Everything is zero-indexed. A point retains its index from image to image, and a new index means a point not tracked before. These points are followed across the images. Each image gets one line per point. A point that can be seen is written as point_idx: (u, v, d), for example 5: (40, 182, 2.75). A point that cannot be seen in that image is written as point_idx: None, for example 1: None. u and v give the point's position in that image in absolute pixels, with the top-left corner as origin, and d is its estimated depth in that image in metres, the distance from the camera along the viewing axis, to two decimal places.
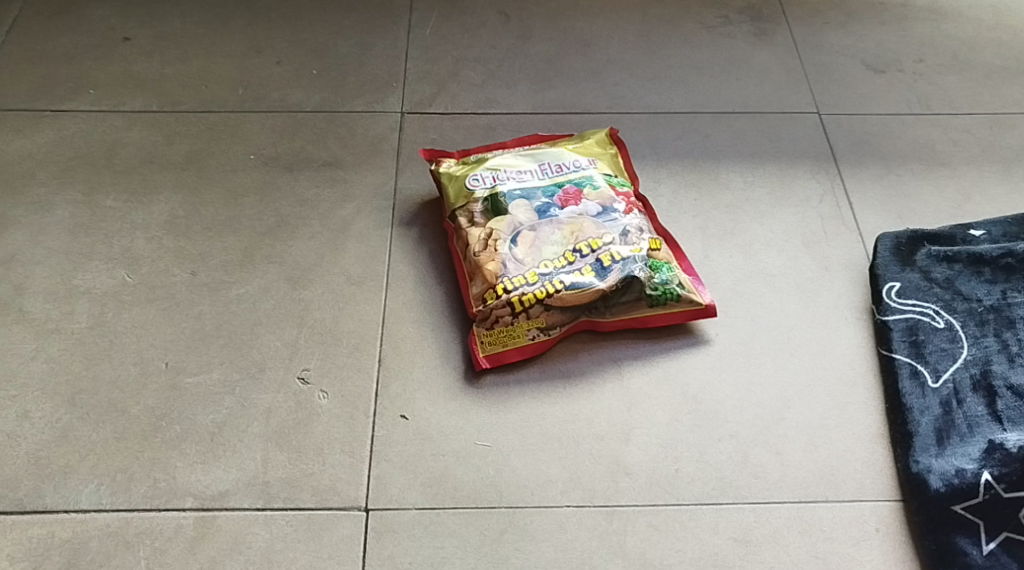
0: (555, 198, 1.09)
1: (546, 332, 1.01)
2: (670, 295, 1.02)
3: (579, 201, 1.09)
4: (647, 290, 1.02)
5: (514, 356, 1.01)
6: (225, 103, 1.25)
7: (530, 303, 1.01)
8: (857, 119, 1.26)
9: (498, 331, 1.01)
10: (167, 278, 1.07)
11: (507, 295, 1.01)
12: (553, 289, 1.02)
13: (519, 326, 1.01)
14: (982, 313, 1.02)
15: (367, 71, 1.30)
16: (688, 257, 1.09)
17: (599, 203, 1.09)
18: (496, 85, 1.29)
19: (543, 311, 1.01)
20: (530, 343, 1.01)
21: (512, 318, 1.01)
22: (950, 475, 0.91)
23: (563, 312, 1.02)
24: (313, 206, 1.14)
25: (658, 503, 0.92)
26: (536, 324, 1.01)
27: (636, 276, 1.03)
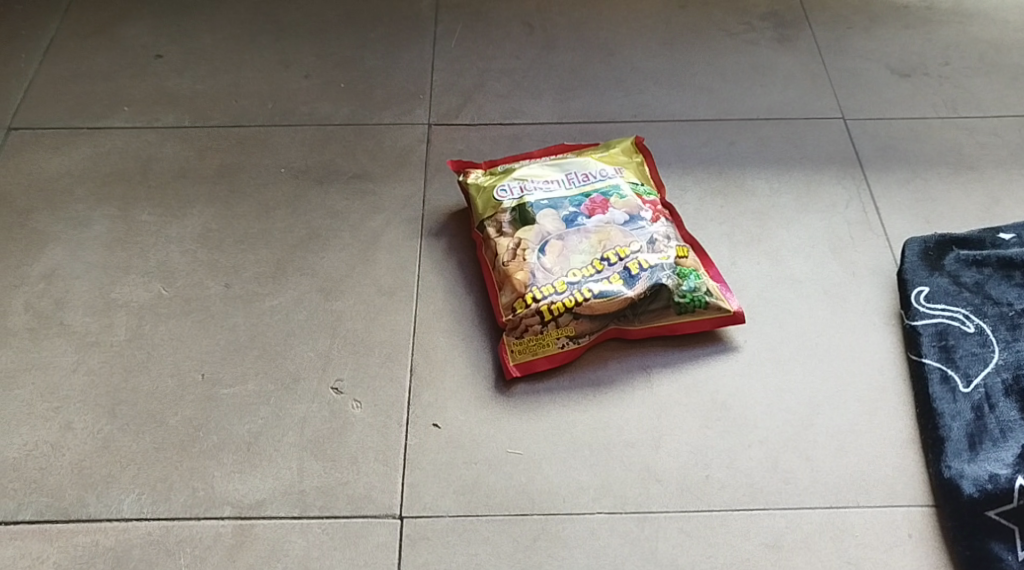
0: (582, 208, 1.10)
1: (575, 340, 1.02)
2: (698, 303, 1.03)
3: (606, 209, 1.10)
4: (675, 297, 1.03)
5: (544, 365, 1.02)
6: (255, 117, 1.28)
7: (559, 312, 1.02)
8: (883, 124, 1.26)
9: (528, 340, 1.02)
10: (202, 291, 1.09)
11: (536, 303, 1.02)
12: (581, 298, 1.02)
13: (549, 334, 1.02)
14: (1014, 317, 1.02)
15: (394, 83, 1.32)
16: (715, 264, 1.10)
17: (626, 211, 1.10)
18: (521, 95, 1.30)
19: (572, 319, 1.02)
20: (560, 352, 1.02)
21: (542, 326, 1.02)
22: (984, 480, 0.91)
23: (592, 320, 1.03)
24: (343, 218, 1.16)
25: (689, 510, 0.93)
26: (566, 332, 1.02)
27: (664, 284, 1.03)
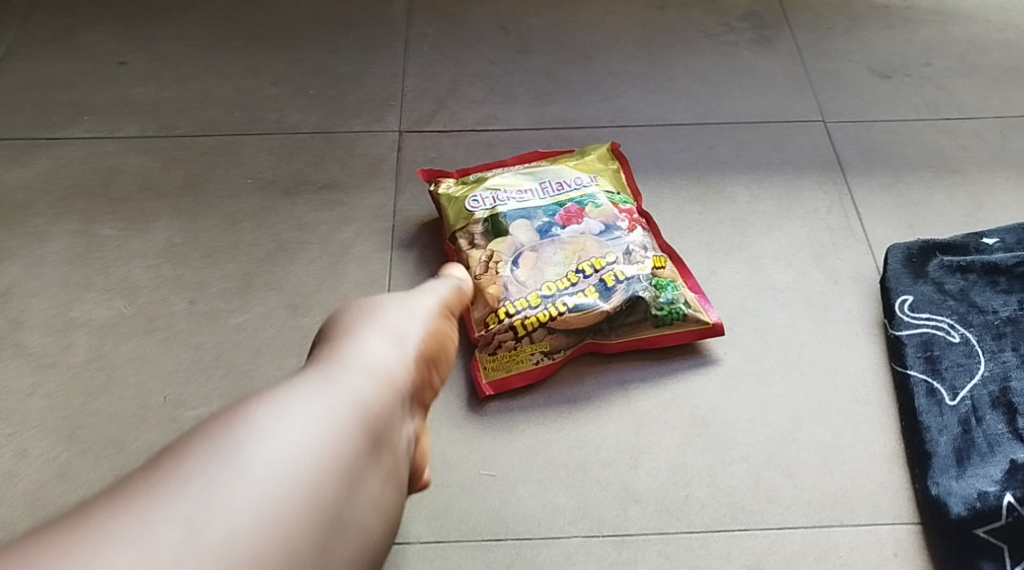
0: (556, 218, 1.07)
1: (550, 356, 1.00)
2: (676, 315, 1.00)
3: (581, 219, 1.07)
4: (652, 310, 1.00)
5: (518, 382, 0.99)
6: (222, 126, 1.24)
7: (533, 327, 0.99)
8: (864, 126, 1.24)
9: (501, 356, 0.99)
10: (166, 308, 1.06)
11: (509, 318, 1.00)
12: (556, 312, 1.00)
13: (523, 350, 0.99)
14: (999, 326, 1.00)
15: (365, 89, 1.29)
16: (693, 274, 1.07)
17: (602, 221, 1.07)
18: (495, 100, 1.27)
19: (547, 334, 1.00)
20: (535, 368, 0.99)
21: (516, 342, 0.99)
22: (972, 498, 0.87)
23: (567, 334, 1.00)
24: (313, 230, 1.13)
25: (668, 532, 0.89)
26: (540, 347, 1.00)
27: (641, 297, 1.01)
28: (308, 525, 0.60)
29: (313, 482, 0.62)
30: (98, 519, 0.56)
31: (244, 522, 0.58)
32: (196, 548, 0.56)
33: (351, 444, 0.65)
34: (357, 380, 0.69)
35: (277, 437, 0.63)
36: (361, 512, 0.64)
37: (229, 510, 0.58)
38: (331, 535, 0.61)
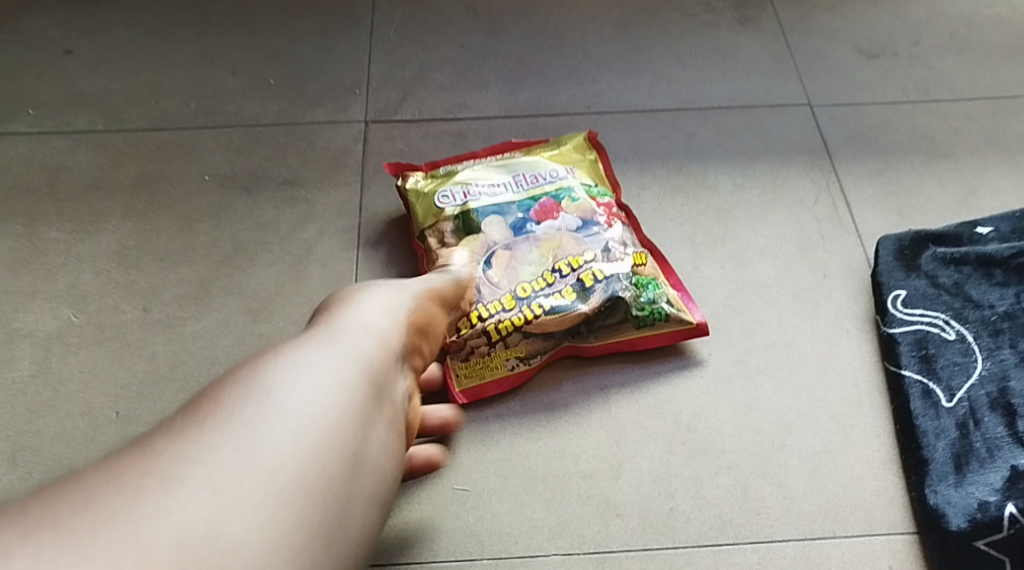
0: (531, 213, 1.01)
1: (526, 361, 0.94)
2: (658, 315, 0.95)
3: (557, 214, 1.01)
4: (632, 311, 0.95)
5: (493, 390, 0.93)
6: (176, 118, 1.17)
7: (508, 331, 0.94)
8: (852, 110, 1.18)
9: (474, 363, 0.93)
10: (117, 316, 1.00)
11: (483, 323, 0.94)
12: (531, 315, 0.94)
13: (497, 356, 0.94)
14: (996, 321, 0.95)
15: (328, 77, 1.22)
16: (676, 271, 1.02)
17: (579, 216, 1.01)
18: (466, 87, 1.21)
19: (522, 338, 0.94)
20: (509, 374, 0.94)
21: (489, 347, 0.94)
22: (973, 509, 0.83)
23: (544, 338, 0.94)
24: (273, 229, 1.07)
25: (652, 548, 0.85)
26: (515, 353, 0.94)
27: (620, 297, 0.95)
28: (340, 457, 0.65)
29: (332, 424, 0.66)
30: (161, 447, 0.61)
31: (286, 454, 0.63)
32: (246, 475, 0.61)
33: (368, 392, 0.70)
34: (366, 335, 0.74)
35: (299, 386, 0.66)
36: (376, 452, 0.69)
37: (267, 445, 0.63)
38: (355, 470, 0.66)
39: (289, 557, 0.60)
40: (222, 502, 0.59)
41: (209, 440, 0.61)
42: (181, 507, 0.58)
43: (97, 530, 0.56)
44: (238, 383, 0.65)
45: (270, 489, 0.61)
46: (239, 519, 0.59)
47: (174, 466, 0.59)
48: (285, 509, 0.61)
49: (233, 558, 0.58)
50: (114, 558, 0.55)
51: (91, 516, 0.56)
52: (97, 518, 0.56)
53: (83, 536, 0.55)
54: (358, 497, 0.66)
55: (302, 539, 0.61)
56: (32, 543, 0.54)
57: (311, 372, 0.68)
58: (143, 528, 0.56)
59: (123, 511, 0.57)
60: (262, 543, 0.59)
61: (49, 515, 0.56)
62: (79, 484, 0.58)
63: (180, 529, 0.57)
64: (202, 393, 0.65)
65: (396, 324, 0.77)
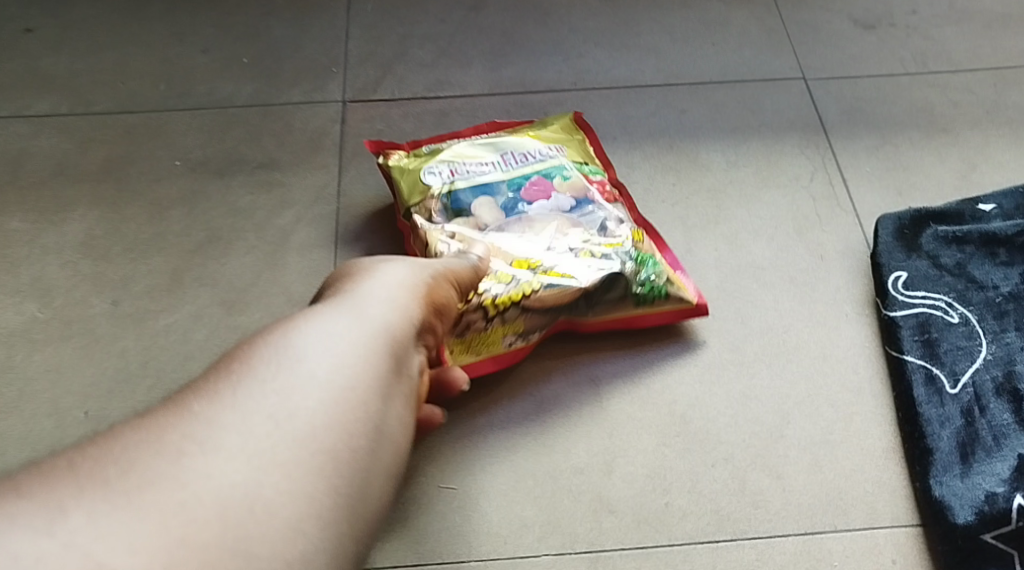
0: (522, 193, 0.97)
1: (523, 337, 0.90)
2: (658, 293, 0.92)
3: (550, 194, 0.97)
4: (632, 288, 0.91)
5: (489, 367, 0.89)
6: (145, 100, 1.12)
7: (505, 306, 0.89)
8: (848, 83, 1.14)
9: (470, 338, 0.88)
10: (85, 310, 0.95)
11: (478, 297, 0.88)
12: (529, 291, 0.89)
13: (494, 332, 0.89)
14: (1001, 303, 0.92)
15: (304, 56, 1.17)
16: (670, 248, 0.98)
17: (572, 195, 0.98)
18: (447, 64, 1.16)
19: (520, 313, 0.89)
20: (506, 351, 0.90)
21: (486, 322, 0.88)
22: (980, 501, 0.80)
23: (542, 313, 0.90)
24: (247, 216, 1.02)
25: (648, 546, 0.81)
26: (513, 328, 0.89)
27: (620, 273, 0.91)
28: (365, 428, 0.60)
29: (357, 392, 0.61)
30: (197, 409, 0.56)
31: (319, 419, 0.58)
32: (280, 441, 0.56)
33: (391, 360, 0.65)
34: (389, 305, 0.69)
35: (325, 353, 0.62)
36: (399, 425, 0.63)
37: (297, 412, 0.58)
38: (378, 442, 0.60)
39: (322, 528, 0.55)
40: (258, 467, 0.54)
41: (248, 403, 0.57)
42: (216, 473, 0.53)
43: (143, 491, 0.51)
44: (269, 346, 0.61)
45: (306, 455, 0.56)
46: (276, 485, 0.54)
47: (214, 429, 0.55)
48: (316, 478, 0.56)
49: (270, 525, 0.53)
50: (160, 519, 0.50)
51: (131, 480, 0.52)
52: (135, 482, 0.51)
53: (126, 495, 0.51)
54: (386, 468, 0.61)
55: (335, 508, 0.56)
56: (86, 501, 0.50)
57: (342, 335, 0.63)
58: (188, 491, 0.52)
59: (163, 474, 0.52)
60: (297, 510, 0.54)
61: (98, 473, 0.52)
62: (122, 443, 0.54)
63: (217, 495, 0.52)
64: (229, 356, 0.61)
65: (417, 295, 0.73)
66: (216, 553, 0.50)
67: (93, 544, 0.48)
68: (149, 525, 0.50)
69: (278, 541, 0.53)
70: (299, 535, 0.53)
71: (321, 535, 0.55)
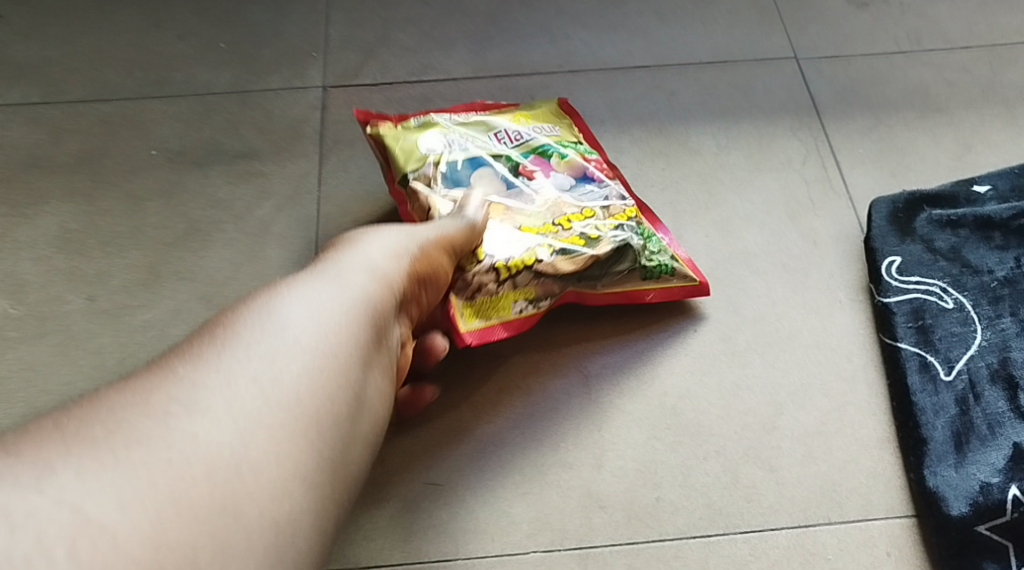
0: (519, 169, 0.94)
1: (534, 304, 0.87)
2: (665, 269, 0.90)
3: (548, 172, 0.95)
4: (641, 260, 0.89)
5: (499, 332, 0.86)
6: (120, 88, 1.08)
7: (517, 269, 0.86)
8: (841, 62, 1.12)
9: (480, 301, 0.86)
10: (61, 306, 0.93)
11: (490, 258, 0.86)
12: (542, 255, 0.87)
13: (505, 297, 0.86)
14: (996, 288, 0.90)
15: (283, 41, 1.14)
16: (664, 224, 0.96)
17: (570, 174, 0.95)
18: (430, 47, 1.13)
19: (532, 278, 0.87)
20: (516, 317, 0.87)
21: (497, 286, 0.86)
22: (974, 492, 0.79)
23: (554, 280, 0.87)
24: (227, 207, 1.00)
25: (638, 542, 0.80)
26: (524, 294, 0.87)
27: (631, 243, 0.89)
28: (345, 395, 0.62)
29: (338, 357, 0.63)
30: (181, 372, 0.58)
31: (301, 385, 0.60)
32: (263, 403, 0.58)
33: (371, 330, 0.66)
34: (371, 275, 0.70)
35: (308, 319, 0.63)
36: (374, 395, 0.65)
37: (279, 374, 0.60)
38: (357, 408, 0.62)
39: (305, 488, 0.57)
40: (242, 428, 0.56)
41: (232, 367, 0.59)
42: (200, 432, 0.55)
43: (131, 449, 0.53)
44: (251, 312, 0.63)
45: (290, 418, 0.58)
46: (261, 446, 0.56)
47: (198, 390, 0.57)
48: (298, 441, 0.58)
49: (255, 483, 0.55)
50: (147, 476, 0.52)
51: (116, 438, 0.53)
52: (121, 442, 0.53)
53: (111, 455, 0.52)
54: (365, 433, 0.63)
55: (317, 470, 0.58)
56: (73, 458, 0.51)
57: (326, 302, 0.65)
58: (174, 451, 0.53)
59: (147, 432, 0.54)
60: (281, 470, 0.56)
61: (86, 433, 0.53)
62: (108, 403, 0.55)
63: (199, 456, 0.54)
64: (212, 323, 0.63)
65: (402, 264, 0.74)
66: (203, 510, 0.52)
67: (84, 500, 0.50)
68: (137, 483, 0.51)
69: (262, 498, 0.54)
70: (284, 494, 0.55)
71: (306, 496, 0.57)
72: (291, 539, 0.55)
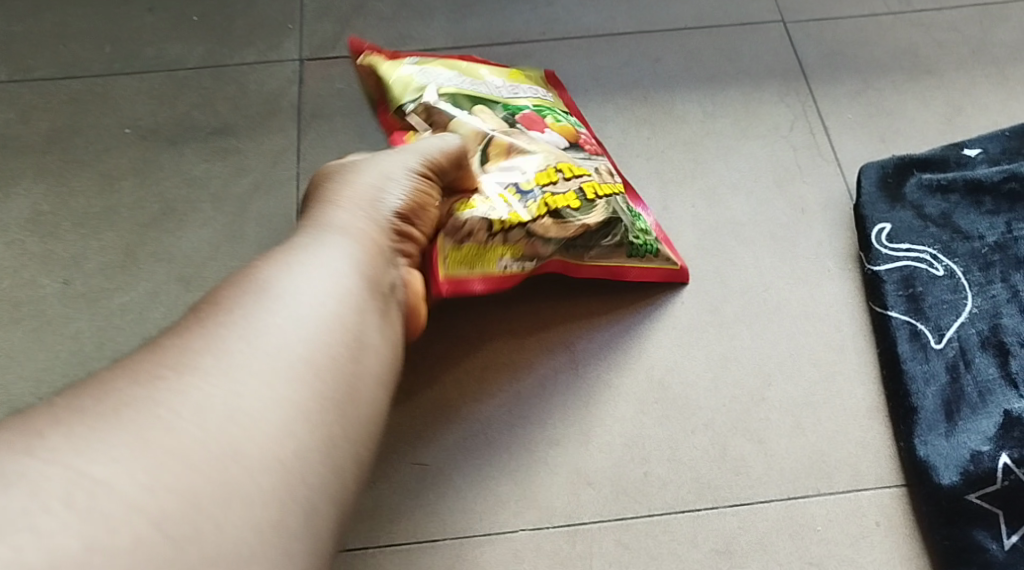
0: (516, 118, 0.90)
1: (519, 264, 0.84)
2: (650, 249, 0.88)
3: (544, 128, 0.91)
4: (629, 237, 0.87)
5: (477, 285, 0.83)
6: (90, 64, 1.06)
7: (511, 225, 0.82)
8: (829, 24, 1.09)
9: (467, 250, 0.82)
10: (35, 291, 0.91)
11: (486, 209, 0.82)
12: (536, 213, 0.83)
13: (494, 250, 0.83)
14: (987, 253, 0.89)
15: (257, 12, 1.11)
16: (643, 201, 0.95)
17: (565, 137, 0.91)
18: (408, 16, 1.10)
19: (525, 236, 0.83)
20: (499, 274, 0.83)
21: (488, 238, 0.82)
22: (964, 461, 0.79)
23: (545, 243, 0.84)
24: (203, 185, 0.98)
25: (627, 517, 0.79)
26: (512, 251, 0.83)
27: (621, 219, 0.87)
28: (343, 338, 0.60)
29: (327, 307, 0.60)
30: (167, 341, 0.55)
31: (291, 334, 0.57)
32: (255, 356, 0.55)
33: (362, 276, 0.65)
34: (350, 231, 0.68)
35: (291, 277, 0.61)
36: (378, 336, 0.63)
37: (267, 329, 0.57)
38: (361, 351, 0.60)
39: (310, 428, 0.54)
40: (239, 379, 0.54)
41: (223, 325, 0.56)
42: (188, 390, 0.52)
43: (122, 411, 0.50)
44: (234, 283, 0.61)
45: (283, 365, 0.56)
46: (257, 392, 0.54)
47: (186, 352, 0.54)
48: (296, 385, 0.55)
49: (256, 430, 0.52)
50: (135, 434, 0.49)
51: (102, 404, 0.50)
52: (108, 408, 0.50)
53: (95, 421, 0.49)
54: (375, 373, 0.61)
55: (329, 413, 0.56)
56: (61, 425, 0.49)
57: (308, 252, 0.64)
58: (165, 408, 0.51)
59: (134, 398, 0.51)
60: (282, 414, 0.54)
61: (76, 402, 0.50)
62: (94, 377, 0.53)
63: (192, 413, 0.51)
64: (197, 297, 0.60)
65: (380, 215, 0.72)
66: (200, 462, 0.50)
67: (75, 459, 0.47)
68: (153, 453, 0.49)
69: (264, 443, 0.52)
70: (286, 436, 0.53)
71: (310, 436, 0.54)
72: (301, 479, 0.53)
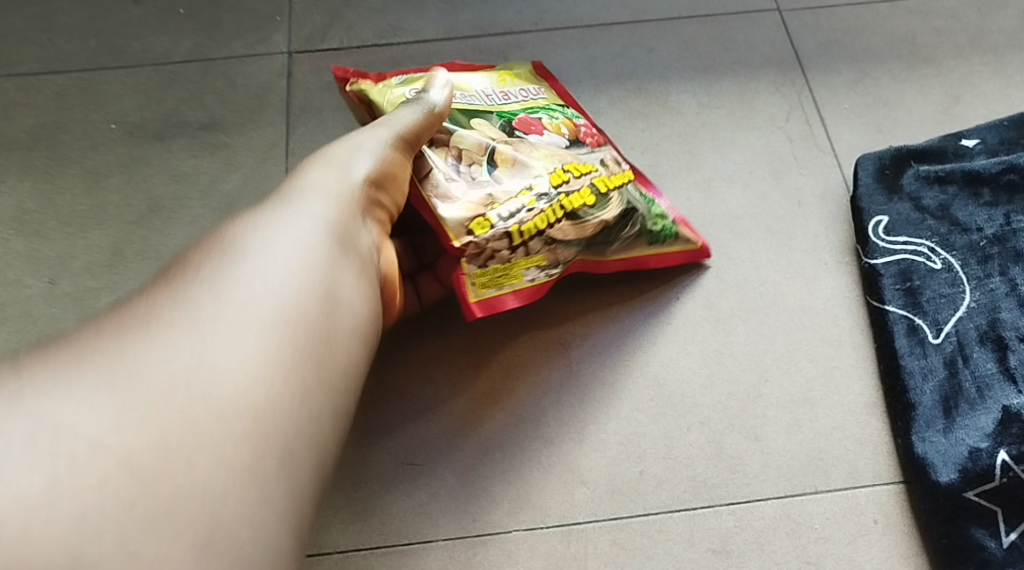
0: (513, 124, 0.87)
1: (546, 271, 0.83)
2: (670, 233, 0.87)
3: (543, 129, 0.88)
4: (647, 226, 0.86)
5: (510, 302, 0.82)
6: (75, 59, 1.04)
7: (531, 235, 0.81)
8: (825, 12, 1.08)
9: (492, 270, 0.81)
10: (21, 291, 0.89)
11: (501, 224, 0.80)
12: (554, 218, 0.82)
13: (518, 264, 0.82)
14: (986, 246, 0.88)
15: (245, 4, 1.09)
16: (648, 179, 0.93)
17: (563, 133, 0.88)
18: (398, 8, 1.08)
19: (545, 244, 0.82)
20: (528, 286, 0.83)
21: (510, 253, 0.81)
22: (962, 458, 0.78)
23: (567, 246, 0.83)
24: (191, 182, 0.96)
25: (622, 517, 0.78)
26: (537, 261, 0.83)
27: (636, 209, 0.86)
28: (316, 295, 0.60)
29: (297, 265, 0.60)
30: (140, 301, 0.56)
31: (262, 293, 0.57)
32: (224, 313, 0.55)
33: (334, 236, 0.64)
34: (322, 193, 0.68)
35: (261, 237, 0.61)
36: (353, 296, 0.63)
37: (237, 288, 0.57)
38: (334, 309, 0.60)
39: (284, 384, 0.55)
40: (205, 337, 0.54)
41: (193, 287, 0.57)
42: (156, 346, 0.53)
43: (89, 371, 0.51)
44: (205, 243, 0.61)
45: (253, 324, 0.56)
46: (227, 349, 0.54)
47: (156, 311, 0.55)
48: (267, 343, 0.55)
49: (224, 386, 0.53)
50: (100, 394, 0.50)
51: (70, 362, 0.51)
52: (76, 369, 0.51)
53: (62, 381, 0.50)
54: (349, 332, 0.61)
55: (303, 366, 0.56)
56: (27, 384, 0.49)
57: (276, 214, 0.64)
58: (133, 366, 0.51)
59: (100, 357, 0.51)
60: (251, 370, 0.54)
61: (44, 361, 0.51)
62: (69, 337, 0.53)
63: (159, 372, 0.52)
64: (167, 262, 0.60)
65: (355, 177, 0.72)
66: (168, 422, 0.50)
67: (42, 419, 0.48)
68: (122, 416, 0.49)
69: (231, 399, 0.52)
70: (254, 389, 0.54)
71: (283, 392, 0.55)
72: (273, 434, 0.53)
